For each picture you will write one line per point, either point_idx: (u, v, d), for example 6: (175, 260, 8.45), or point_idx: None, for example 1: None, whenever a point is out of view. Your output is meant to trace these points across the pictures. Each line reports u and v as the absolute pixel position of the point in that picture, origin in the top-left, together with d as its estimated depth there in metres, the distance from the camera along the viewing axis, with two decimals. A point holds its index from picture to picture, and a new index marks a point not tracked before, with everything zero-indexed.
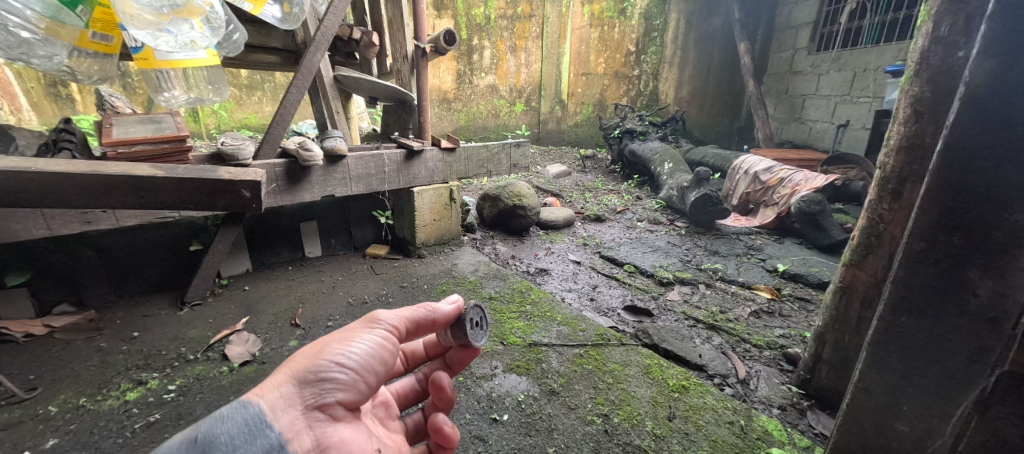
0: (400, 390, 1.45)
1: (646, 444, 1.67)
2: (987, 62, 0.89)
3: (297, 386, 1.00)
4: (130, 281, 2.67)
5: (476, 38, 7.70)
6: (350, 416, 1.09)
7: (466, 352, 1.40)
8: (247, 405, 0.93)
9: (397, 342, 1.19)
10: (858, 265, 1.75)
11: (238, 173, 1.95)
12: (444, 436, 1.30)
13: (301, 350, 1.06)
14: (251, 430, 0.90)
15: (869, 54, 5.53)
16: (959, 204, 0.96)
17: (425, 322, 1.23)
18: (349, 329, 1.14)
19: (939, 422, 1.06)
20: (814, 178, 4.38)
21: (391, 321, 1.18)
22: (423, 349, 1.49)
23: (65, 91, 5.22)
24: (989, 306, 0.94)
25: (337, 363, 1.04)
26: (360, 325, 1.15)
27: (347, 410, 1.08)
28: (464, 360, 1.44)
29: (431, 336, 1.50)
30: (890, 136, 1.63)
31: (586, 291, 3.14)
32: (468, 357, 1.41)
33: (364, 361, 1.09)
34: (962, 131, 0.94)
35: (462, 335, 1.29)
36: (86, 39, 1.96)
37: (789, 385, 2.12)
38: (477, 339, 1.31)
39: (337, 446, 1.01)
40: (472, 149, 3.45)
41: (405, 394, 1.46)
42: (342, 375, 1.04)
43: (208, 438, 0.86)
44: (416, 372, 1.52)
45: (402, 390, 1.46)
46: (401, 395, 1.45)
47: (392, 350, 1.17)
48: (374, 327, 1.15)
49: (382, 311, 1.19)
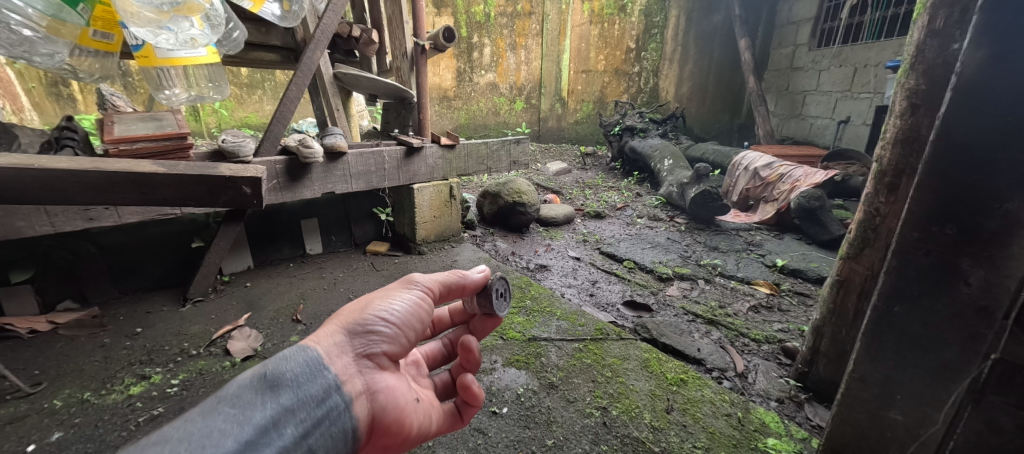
0: (429, 352, 1.47)
1: (644, 436, 1.69)
2: (979, 53, 0.90)
3: (348, 335, 1.03)
4: (132, 278, 2.69)
5: (476, 35, 7.71)
6: (393, 368, 1.12)
7: (490, 320, 1.41)
8: (306, 349, 0.95)
9: (433, 303, 1.23)
10: (855, 258, 1.76)
11: (239, 169, 1.99)
12: (471, 394, 1.30)
13: (347, 305, 1.10)
14: (312, 370, 0.92)
15: (870, 50, 5.51)
16: (952, 194, 0.97)
17: (458, 287, 1.27)
18: (388, 288, 1.18)
19: (932, 410, 1.08)
20: (814, 173, 4.40)
21: (425, 283, 1.21)
22: (449, 316, 1.51)
23: (66, 91, 5.25)
24: (980, 294, 0.95)
25: (382, 317, 1.08)
26: (398, 285, 1.19)
27: (390, 362, 1.11)
28: (489, 327, 1.44)
29: (457, 304, 1.53)
30: (887, 129, 1.64)
31: (586, 287, 3.16)
32: (492, 326, 1.43)
33: (406, 317, 1.13)
34: (956, 121, 0.96)
35: (487, 304, 1.34)
36: (87, 37, 1.97)
37: (786, 378, 2.14)
38: (500, 309, 1.36)
39: (384, 391, 1.05)
40: (471, 147, 3.46)
41: (434, 356, 1.48)
42: (387, 328, 1.08)
43: (275, 374, 0.87)
44: (442, 337, 1.54)
45: (430, 352, 1.47)
46: (429, 356, 1.47)
47: (428, 310, 1.20)
48: (410, 287, 1.19)
49: (417, 274, 1.23)
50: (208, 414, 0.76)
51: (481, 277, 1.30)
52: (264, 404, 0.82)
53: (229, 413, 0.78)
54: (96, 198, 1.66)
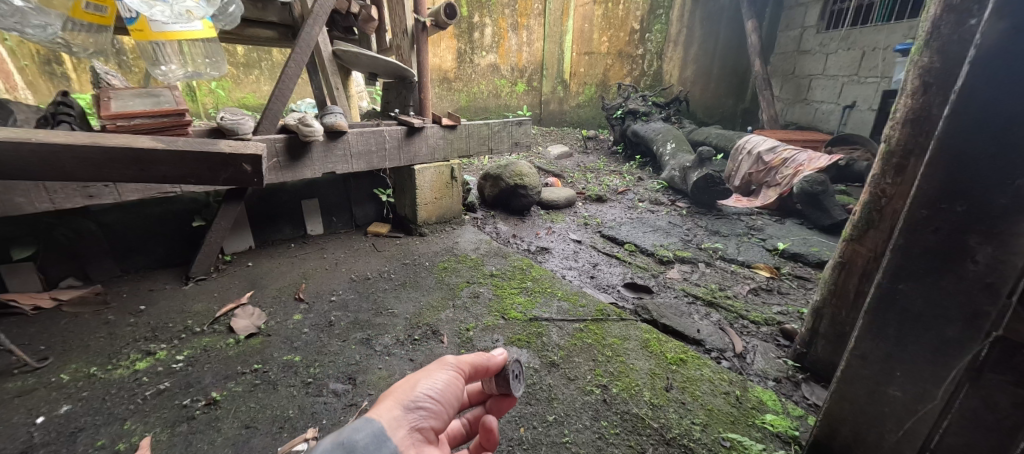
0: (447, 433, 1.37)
1: (643, 413, 1.71)
2: (1000, 24, 0.88)
3: (404, 408, 1.04)
4: (134, 257, 2.70)
5: (477, 15, 7.51)
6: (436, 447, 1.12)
7: (505, 400, 1.38)
8: (371, 420, 0.97)
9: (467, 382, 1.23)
10: (858, 240, 1.75)
11: (239, 146, 1.94)
12: None
13: (395, 384, 1.10)
14: (378, 440, 0.94)
15: (879, 33, 5.40)
16: (965, 168, 0.96)
17: (483, 369, 1.24)
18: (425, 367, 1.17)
19: (931, 386, 1.09)
20: (818, 158, 4.38)
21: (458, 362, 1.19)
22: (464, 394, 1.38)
23: (60, 69, 5.18)
24: (986, 272, 0.96)
25: (431, 395, 1.09)
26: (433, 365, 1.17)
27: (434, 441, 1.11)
28: (505, 407, 1.40)
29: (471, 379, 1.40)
30: (897, 109, 1.61)
31: (586, 269, 3.17)
32: (508, 405, 1.39)
33: (451, 394, 1.14)
34: (970, 97, 0.94)
35: (505, 386, 1.29)
36: (80, 9, 1.93)
37: (784, 358, 2.16)
38: (517, 389, 1.31)
39: None
40: (472, 128, 3.41)
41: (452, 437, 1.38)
42: (433, 406, 1.09)
43: (348, 443, 0.90)
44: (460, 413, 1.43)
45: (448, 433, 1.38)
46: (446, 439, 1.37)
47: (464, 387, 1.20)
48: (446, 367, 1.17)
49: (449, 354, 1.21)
50: None
51: (505, 359, 1.28)
52: None
53: None
54: (95, 175, 1.64)
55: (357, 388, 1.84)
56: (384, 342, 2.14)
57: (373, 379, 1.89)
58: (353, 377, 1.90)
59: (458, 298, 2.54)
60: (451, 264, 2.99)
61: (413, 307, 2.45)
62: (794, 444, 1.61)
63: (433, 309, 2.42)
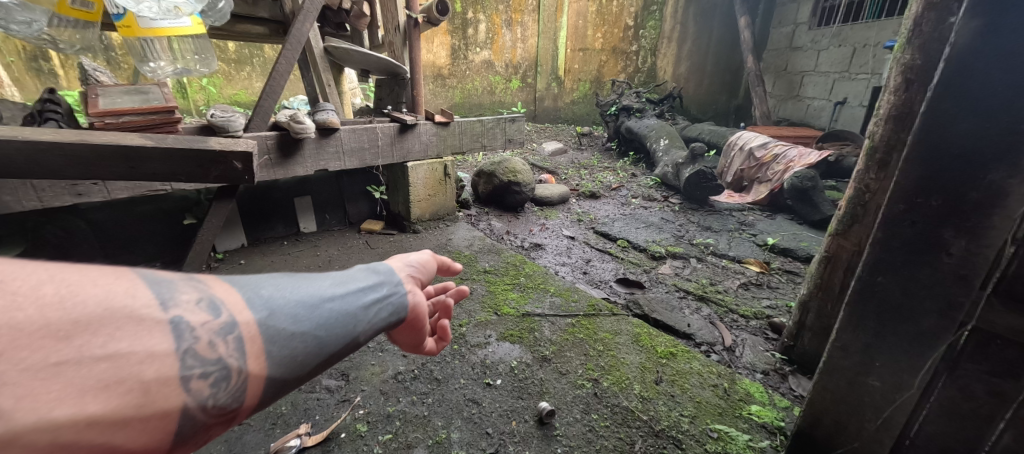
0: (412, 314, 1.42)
1: (633, 405, 1.74)
2: (973, 22, 0.90)
3: (405, 263, 1.17)
4: (125, 255, 2.68)
5: (471, 11, 7.47)
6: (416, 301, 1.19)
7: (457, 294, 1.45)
8: (383, 263, 1.13)
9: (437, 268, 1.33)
10: (843, 234, 1.79)
11: (229, 143, 1.90)
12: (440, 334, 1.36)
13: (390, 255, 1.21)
14: (394, 272, 1.11)
15: (870, 29, 5.45)
16: (941, 163, 0.99)
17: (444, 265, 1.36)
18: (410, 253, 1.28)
19: (908, 376, 1.13)
20: (808, 154, 4.42)
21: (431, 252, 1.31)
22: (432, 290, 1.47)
23: (47, 65, 5.10)
24: (960, 264, 0.99)
25: (421, 264, 1.22)
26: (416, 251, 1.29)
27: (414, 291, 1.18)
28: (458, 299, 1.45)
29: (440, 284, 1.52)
30: (880, 106, 1.64)
31: (579, 265, 3.19)
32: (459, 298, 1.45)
33: (432, 273, 1.28)
34: (945, 95, 0.96)
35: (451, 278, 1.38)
36: (66, 5, 1.91)
37: (772, 351, 2.19)
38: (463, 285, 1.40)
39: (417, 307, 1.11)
40: (466, 124, 3.41)
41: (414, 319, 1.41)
42: (421, 273, 1.21)
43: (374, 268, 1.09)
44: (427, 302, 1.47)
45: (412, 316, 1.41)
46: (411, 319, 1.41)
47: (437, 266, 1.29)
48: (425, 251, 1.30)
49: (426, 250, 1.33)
50: (320, 276, 0.94)
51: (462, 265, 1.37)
52: (361, 280, 1.01)
53: (337, 278, 0.96)
54: (83, 173, 1.63)
55: (350, 384, 1.85)
56: (378, 338, 2.15)
57: (366, 375, 1.90)
58: (346, 374, 1.91)
59: None
60: None
61: None
62: (780, 435, 1.64)
63: None
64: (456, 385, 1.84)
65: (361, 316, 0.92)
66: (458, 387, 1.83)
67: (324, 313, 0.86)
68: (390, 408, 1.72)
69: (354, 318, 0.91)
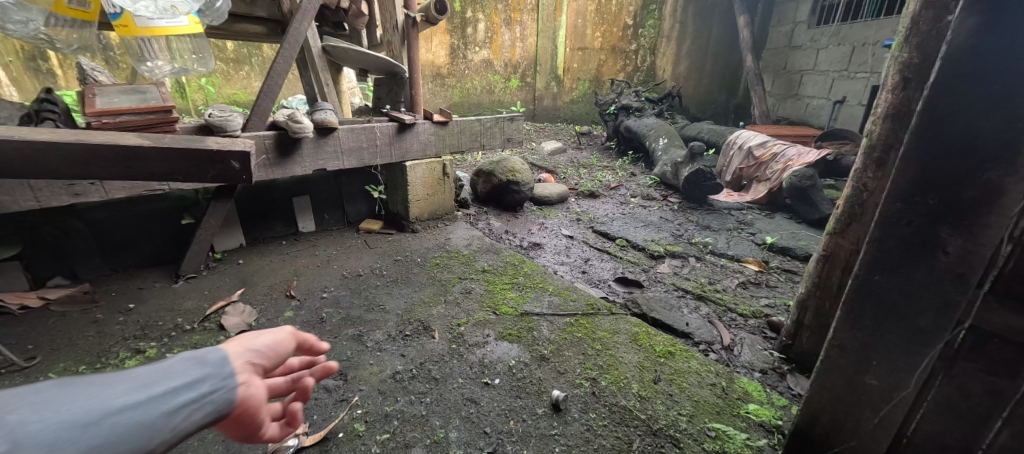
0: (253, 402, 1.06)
1: (631, 405, 1.74)
2: (970, 21, 0.91)
3: (246, 348, 0.92)
4: (122, 255, 2.67)
5: (470, 10, 7.46)
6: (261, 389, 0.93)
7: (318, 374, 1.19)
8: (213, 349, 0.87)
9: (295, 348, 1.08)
10: (841, 233, 1.79)
11: (227, 143, 1.91)
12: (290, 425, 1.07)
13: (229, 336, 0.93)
14: (222, 364, 0.85)
15: (869, 28, 5.45)
16: (938, 160, 0.99)
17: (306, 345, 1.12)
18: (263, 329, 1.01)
19: (906, 374, 1.13)
20: (807, 153, 4.42)
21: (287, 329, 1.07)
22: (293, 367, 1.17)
23: (46, 65, 5.09)
24: (957, 263, 0.99)
25: (273, 346, 0.98)
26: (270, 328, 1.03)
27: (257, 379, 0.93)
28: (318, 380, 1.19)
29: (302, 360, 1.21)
30: (878, 104, 1.64)
31: (578, 265, 3.19)
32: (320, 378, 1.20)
33: (287, 355, 1.04)
34: (942, 93, 0.96)
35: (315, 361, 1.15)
36: (63, 4, 1.92)
37: (770, 350, 2.19)
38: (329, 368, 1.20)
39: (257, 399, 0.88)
40: (464, 123, 3.40)
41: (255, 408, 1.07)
42: (270, 359, 0.97)
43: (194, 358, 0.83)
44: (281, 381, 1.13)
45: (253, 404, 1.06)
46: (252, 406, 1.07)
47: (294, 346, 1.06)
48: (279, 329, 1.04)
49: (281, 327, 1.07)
50: (100, 380, 0.72)
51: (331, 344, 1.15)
52: (170, 378, 0.77)
53: (126, 381, 0.73)
54: (80, 173, 1.63)
55: (348, 384, 1.85)
56: (376, 338, 2.15)
57: (364, 375, 1.90)
58: (344, 373, 1.91)
59: (449, 294, 2.55)
60: (443, 261, 2.99)
61: (405, 303, 2.46)
62: (777, 433, 1.65)
63: (426, 305, 2.43)
64: (454, 384, 1.84)
65: (152, 431, 0.70)
66: (456, 386, 1.83)
67: (97, 433, 0.66)
68: (388, 408, 1.72)
69: (140, 437, 0.69)
